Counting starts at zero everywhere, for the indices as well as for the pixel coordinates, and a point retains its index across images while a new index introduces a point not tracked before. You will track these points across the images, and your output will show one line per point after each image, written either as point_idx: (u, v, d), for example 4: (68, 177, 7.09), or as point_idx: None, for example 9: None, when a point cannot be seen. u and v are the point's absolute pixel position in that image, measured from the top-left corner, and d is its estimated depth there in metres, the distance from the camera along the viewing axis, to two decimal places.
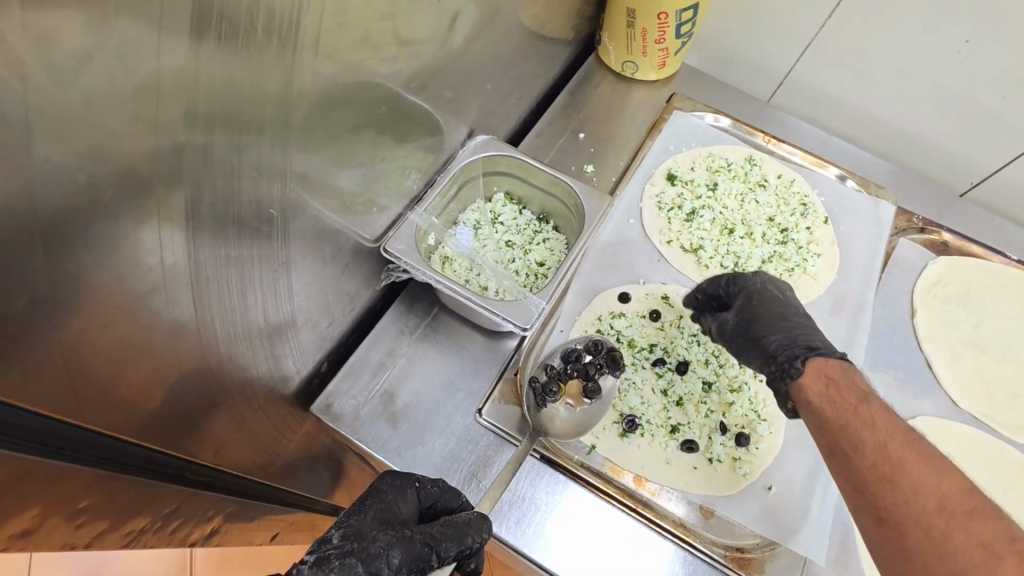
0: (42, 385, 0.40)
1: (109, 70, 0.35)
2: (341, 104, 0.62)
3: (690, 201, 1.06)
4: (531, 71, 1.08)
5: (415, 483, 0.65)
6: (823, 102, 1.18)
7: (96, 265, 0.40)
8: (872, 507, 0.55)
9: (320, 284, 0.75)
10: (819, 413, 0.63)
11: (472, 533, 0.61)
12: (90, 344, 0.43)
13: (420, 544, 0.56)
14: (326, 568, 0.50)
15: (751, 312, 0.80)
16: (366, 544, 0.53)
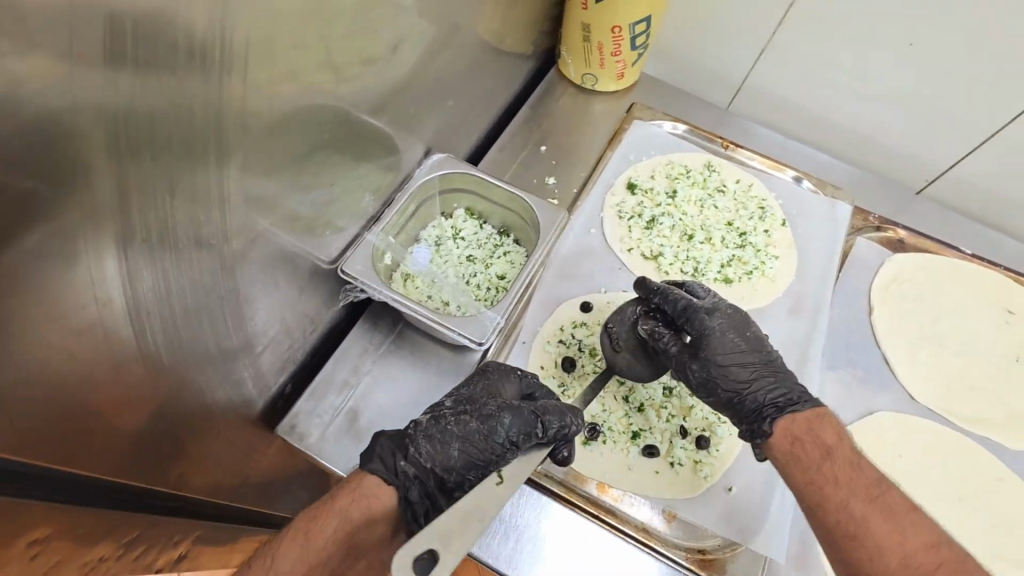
0: None
1: (22, 121, 0.36)
2: (286, 132, 0.64)
3: (651, 209, 1.08)
4: (491, 87, 1.10)
5: (517, 372, 0.76)
6: (779, 106, 1.21)
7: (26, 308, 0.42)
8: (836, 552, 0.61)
9: (276, 308, 0.76)
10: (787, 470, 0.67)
11: (569, 416, 0.69)
12: (31, 385, 0.45)
13: (528, 412, 0.66)
14: (444, 422, 0.65)
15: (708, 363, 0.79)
16: (479, 408, 0.67)
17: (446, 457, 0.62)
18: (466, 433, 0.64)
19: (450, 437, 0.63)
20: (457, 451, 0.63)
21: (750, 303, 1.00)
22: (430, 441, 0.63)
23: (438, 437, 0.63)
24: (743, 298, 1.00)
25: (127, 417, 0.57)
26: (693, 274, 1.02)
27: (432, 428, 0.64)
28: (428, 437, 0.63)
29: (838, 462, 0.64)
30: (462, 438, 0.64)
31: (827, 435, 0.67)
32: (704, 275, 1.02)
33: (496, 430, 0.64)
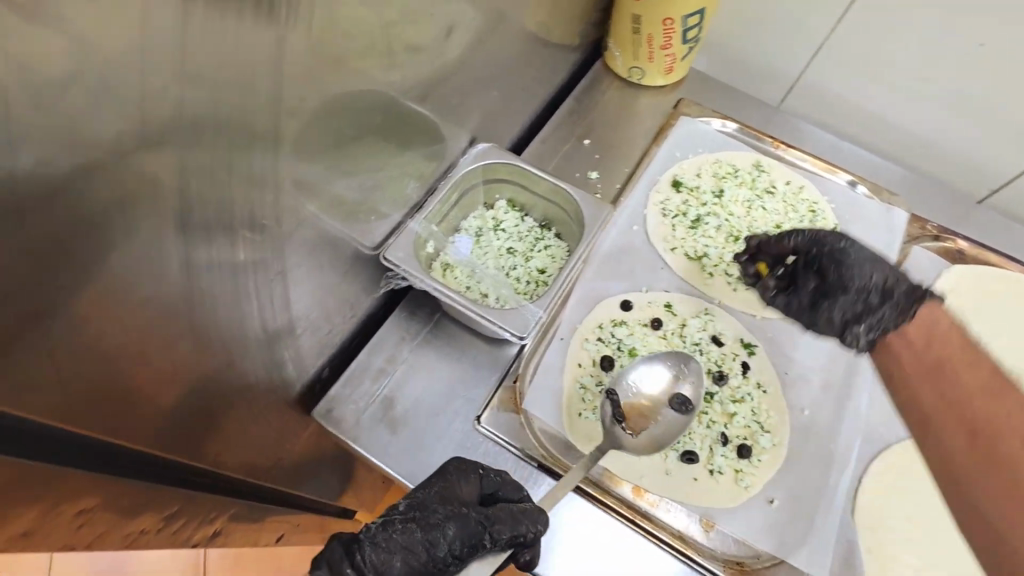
0: (41, 397, 0.42)
1: (91, 92, 0.36)
2: (338, 113, 0.63)
3: (696, 208, 1.05)
4: (537, 77, 1.08)
5: (479, 470, 0.72)
6: (834, 106, 1.16)
7: (93, 282, 0.42)
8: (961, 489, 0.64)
9: (319, 292, 0.76)
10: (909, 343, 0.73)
11: (526, 522, 0.66)
12: (95, 360, 0.45)
13: (475, 522, 0.64)
14: (391, 528, 0.62)
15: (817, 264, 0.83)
16: (427, 515, 0.64)
17: (387, 568, 0.60)
18: (410, 543, 0.62)
19: (394, 548, 0.61)
20: (399, 562, 0.60)
21: None
22: (376, 550, 0.61)
23: (383, 546, 0.61)
24: None
25: (173, 393, 0.57)
26: (739, 277, 0.98)
27: (380, 534, 0.62)
28: (375, 545, 0.61)
29: (955, 362, 0.68)
30: (405, 549, 0.61)
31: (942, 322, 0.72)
32: None
33: (438, 542, 0.62)
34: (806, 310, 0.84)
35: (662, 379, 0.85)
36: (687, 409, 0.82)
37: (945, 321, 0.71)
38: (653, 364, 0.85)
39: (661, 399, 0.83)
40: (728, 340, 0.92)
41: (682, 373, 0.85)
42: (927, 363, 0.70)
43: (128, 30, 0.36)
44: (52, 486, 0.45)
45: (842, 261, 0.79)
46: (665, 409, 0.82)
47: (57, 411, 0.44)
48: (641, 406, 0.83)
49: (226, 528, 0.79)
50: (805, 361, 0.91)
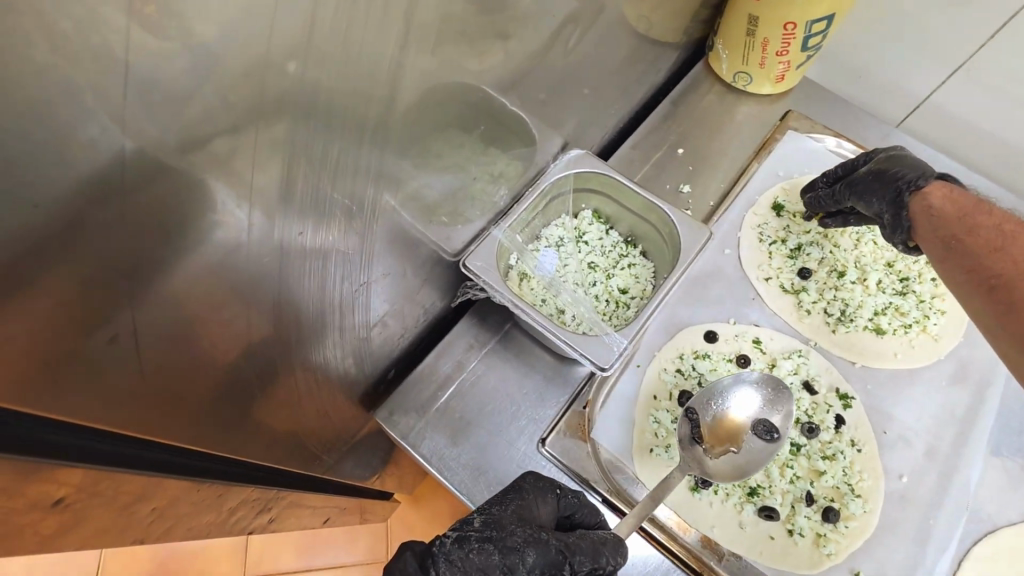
0: (133, 412, 0.41)
1: (208, 108, 0.33)
2: (434, 117, 0.59)
3: (797, 235, 0.96)
4: (634, 77, 1.00)
5: (556, 492, 0.70)
6: (966, 131, 1.03)
7: (188, 298, 0.40)
8: (986, 277, 0.63)
9: (396, 296, 0.74)
10: (939, 212, 0.70)
11: (606, 554, 0.65)
12: (183, 373, 0.44)
13: (554, 550, 0.61)
14: (467, 547, 0.58)
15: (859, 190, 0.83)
16: (505, 537, 0.60)
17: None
18: (487, 566, 0.57)
19: (470, 569, 0.56)
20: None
21: (903, 362, 0.86)
22: (450, 568, 0.56)
23: (458, 565, 0.57)
24: (896, 354, 0.87)
25: (249, 395, 0.55)
26: (839, 317, 0.89)
27: (455, 552, 0.57)
28: (449, 563, 0.57)
29: (985, 230, 0.66)
30: (481, 571, 0.57)
31: (953, 198, 0.70)
32: (852, 321, 0.89)
33: (517, 568, 0.58)
34: (866, 181, 0.82)
35: (752, 405, 0.77)
36: (774, 438, 0.75)
37: (938, 197, 0.71)
38: (744, 386, 0.78)
39: (747, 424, 0.76)
40: (821, 388, 0.84)
41: (775, 401, 0.78)
42: (951, 213, 0.69)
43: (249, 41, 0.33)
44: (121, 488, 0.42)
45: (904, 164, 0.80)
46: (749, 436, 0.75)
47: (139, 420, 0.42)
48: (723, 428, 0.76)
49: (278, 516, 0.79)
50: (907, 420, 0.82)
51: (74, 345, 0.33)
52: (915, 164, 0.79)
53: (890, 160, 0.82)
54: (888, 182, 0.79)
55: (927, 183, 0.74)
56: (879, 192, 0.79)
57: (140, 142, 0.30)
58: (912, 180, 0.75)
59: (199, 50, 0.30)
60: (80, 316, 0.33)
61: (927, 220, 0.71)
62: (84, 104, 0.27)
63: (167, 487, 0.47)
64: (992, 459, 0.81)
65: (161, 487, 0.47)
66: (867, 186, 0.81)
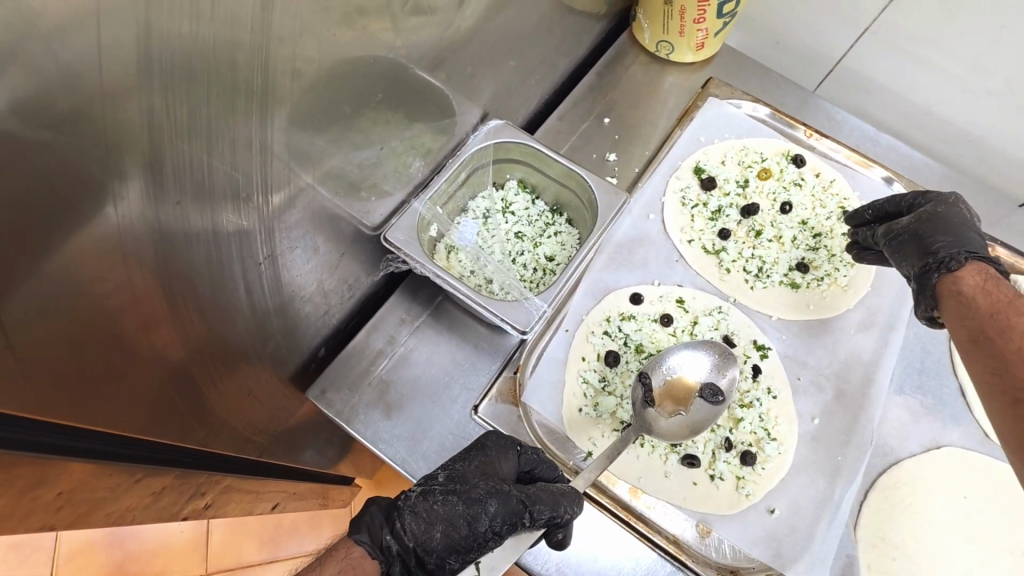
0: (23, 398, 0.40)
1: (38, 70, 0.31)
2: (335, 87, 0.58)
3: (717, 199, 0.99)
4: (558, 46, 1.00)
5: (517, 447, 0.73)
6: (876, 93, 1.09)
7: (72, 277, 0.39)
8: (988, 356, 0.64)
9: (315, 271, 0.73)
10: (969, 302, 0.69)
11: (565, 504, 0.68)
12: (74, 357, 0.42)
13: (516, 500, 0.64)
14: (432, 499, 0.62)
15: (895, 240, 0.81)
16: (469, 489, 0.64)
17: (427, 539, 0.60)
18: (451, 516, 0.61)
19: (435, 519, 0.61)
20: (439, 534, 0.60)
21: (816, 312, 0.91)
22: (415, 518, 0.60)
23: (423, 515, 0.61)
24: (809, 306, 0.92)
25: (165, 375, 0.54)
26: (757, 274, 0.94)
27: (420, 504, 0.61)
28: (414, 514, 0.61)
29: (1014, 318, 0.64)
30: (447, 520, 0.61)
31: (996, 289, 0.68)
32: (768, 277, 0.93)
33: (480, 518, 0.61)
34: (904, 238, 0.80)
35: (701, 368, 0.81)
36: (719, 400, 0.77)
37: (971, 281, 0.71)
38: (695, 351, 0.82)
39: (698, 387, 0.80)
40: (740, 341, 0.89)
41: (723, 366, 0.82)
42: (983, 303, 0.67)
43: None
44: (17, 472, 0.41)
45: (946, 224, 0.77)
46: (697, 399, 0.79)
47: (29, 403, 0.40)
48: (674, 392, 0.80)
49: (215, 503, 0.78)
50: (819, 366, 0.87)
51: None
52: (958, 229, 0.76)
53: (935, 216, 0.78)
54: (923, 249, 0.77)
55: (960, 264, 0.72)
56: (913, 256, 0.78)
57: None
58: (943, 257, 0.74)
59: (16, 6, 0.29)
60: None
61: (950, 302, 0.71)
62: None
63: (71, 470, 0.46)
64: (895, 398, 0.87)
65: (64, 470, 0.45)
66: (903, 245, 0.80)
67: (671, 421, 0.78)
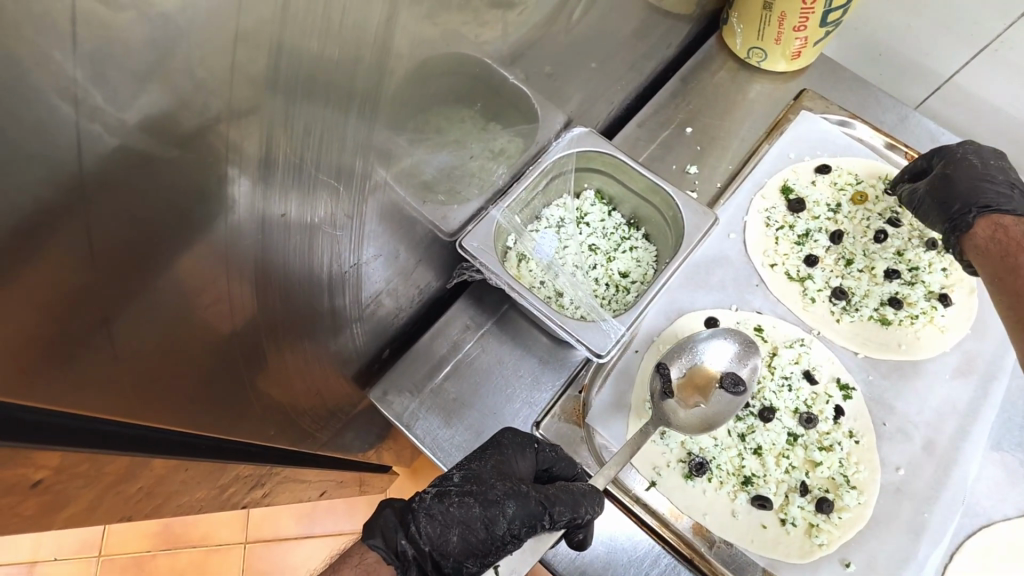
0: (124, 401, 0.39)
1: (172, 84, 0.30)
2: (430, 92, 0.56)
3: (805, 221, 0.93)
4: (645, 49, 0.95)
5: (534, 445, 0.70)
6: (987, 115, 0.99)
7: (176, 284, 0.38)
8: (1015, 304, 0.72)
9: (389, 275, 0.72)
10: (990, 252, 0.76)
11: (585, 505, 0.65)
12: (173, 360, 0.42)
13: (534, 501, 0.61)
14: (447, 502, 0.59)
15: (917, 200, 0.85)
16: (485, 489, 0.60)
17: (443, 543, 0.57)
18: (467, 518, 0.58)
19: (450, 521, 0.57)
20: (456, 537, 0.57)
21: (908, 353, 0.84)
22: (430, 521, 0.57)
23: (439, 519, 0.57)
24: (901, 345, 0.85)
25: (244, 378, 0.53)
26: (844, 306, 0.88)
27: (435, 506, 0.58)
28: (430, 517, 0.57)
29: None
30: (463, 523, 0.58)
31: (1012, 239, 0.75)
32: (858, 310, 0.87)
33: (497, 520, 0.58)
34: (921, 198, 0.84)
35: (723, 357, 0.79)
36: (740, 391, 0.74)
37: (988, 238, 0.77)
38: (716, 340, 0.79)
39: (717, 376, 0.78)
40: (821, 377, 0.83)
41: (745, 356, 0.79)
42: (1004, 247, 0.75)
43: (215, 10, 0.30)
44: (105, 470, 0.40)
45: (962, 178, 0.80)
46: (718, 389, 0.76)
47: (128, 406, 0.40)
48: (693, 382, 0.78)
49: (271, 493, 0.79)
50: (907, 414, 0.81)
51: (42, 331, 0.31)
52: (975, 180, 0.80)
53: (949, 174, 0.81)
54: (939, 212, 0.82)
55: (975, 220, 0.78)
56: (933, 218, 0.83)
57: (100, 124, 0.28)
58: (960, 218, 0.79)
59: (158, 20, 0.28)
60: (36, 305, 0.30)
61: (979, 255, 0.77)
62: (28, 76, 0.25)
63: (155, 467, 0.46)
64: (991, 453, 0.80)
65: (148, 467, 0.45)
66: (925, 207, 0.84)
67: (689, 413, 0.76)
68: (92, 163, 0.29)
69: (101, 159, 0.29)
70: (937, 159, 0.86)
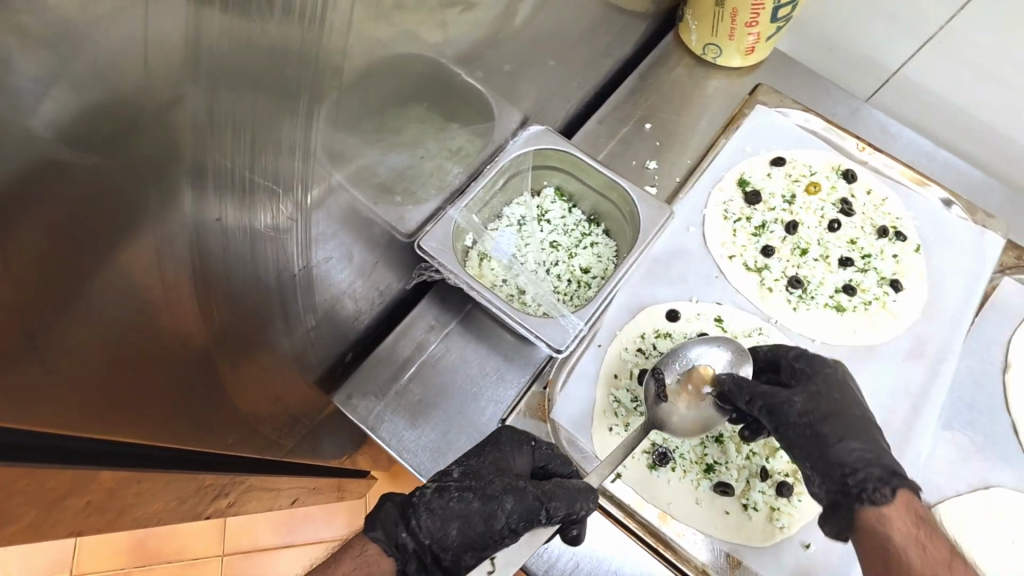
0: (64, 413, 0.38)
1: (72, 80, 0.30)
2: (376, 93, 0.56)
3: (762, 213, 0.95)
4: (601, 47, 0.96)
5: (531, 443, 0.71)
6: (933, 105, 1.02)
7: (108, 290, 0.37)
8: (886, 562, 0.52)
9: (347, 278, 0.71)
10: (886, 538, 0.53)
11: (580, 500, 0.65)
12: (114, 370, 0.41)
13: (532, 497, 0.61)
14: (447, 496, 0.59)
15: (816, 409, 0.64)
16: (484, 485, 0.61)
17: (443, 536, 0.56)
18: (467, 512, 0.58)
19: (450, 516, 0.57)
20: (455, 531, 0.57)
21: (862, 338, 0.87)
22: (430, 516, 0.57)
23: (439, 513, 0.57)
24: (855, 331, 0.87)
25: (196, 386, 0.52)
26: (801, 294, 0.90)
27: (436, 500, 0.58)
28: (430, 511, 0.57)
29: (926, 539, 0.51)
30: (462, 517, 0.58)
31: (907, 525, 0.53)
32: (813, 298, 0.90)
33: (496, 515, 0.58)
34: (794, 416, 0.64)
35: (717, 364, 0.75)
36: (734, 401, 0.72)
37: (899, 526, 0.54)
38: (711, 345, 0.76)
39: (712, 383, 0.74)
40: None
41: (739, 363, 0.75)
42: (894, 540, 0.52)
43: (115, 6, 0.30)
44: (51, 485, 0.39)
45: (846, 419, 0.63)
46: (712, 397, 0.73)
47: (68, 419, 0.39)
48: (688, 389, 0.74)
49: (237, 502, 0.78)
50: (862, 397, 0.83)
51: None
52: (864, 428, 0.63)
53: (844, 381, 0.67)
54: (828, 466, 0.61)
55: (862, 498, 0.57)
56: (820, 471, 0.61)
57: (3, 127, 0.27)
58: (859, 489, 0.57)
59: (51, 17, 0.27)
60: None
61: (871, 536, 0.55)
62: None
63: (105, 480, 0.45)
64: (942, 433, 0.84)
65: (97, 480, 0.44)
66: (801, 442, 0.63)
67: (682, 420, 0.73)
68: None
69: (12, 166, 0.28)
70: (805, 363, 0.71)
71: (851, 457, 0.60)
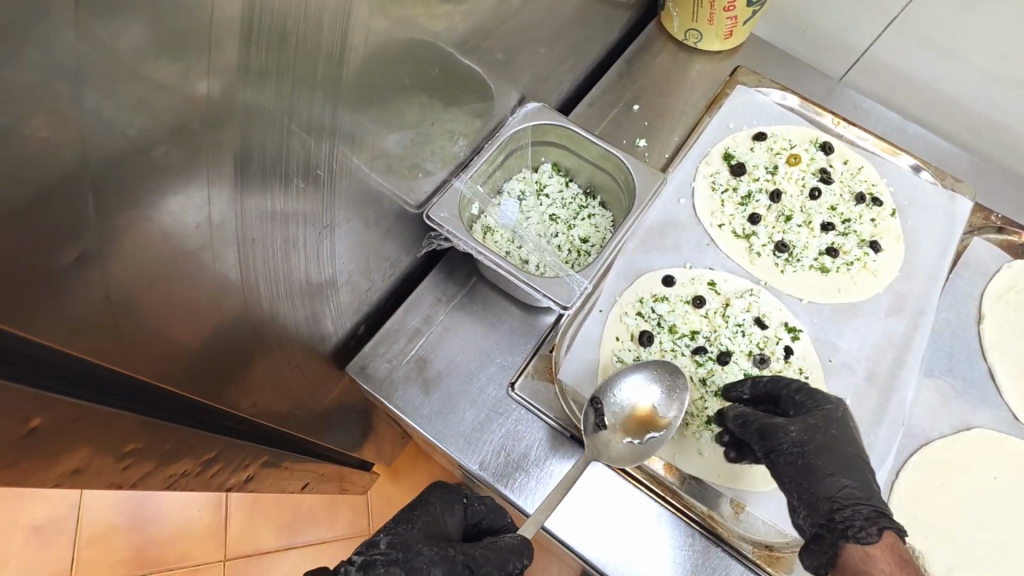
0: (90, 336, 0.37)
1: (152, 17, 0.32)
2: (392, 65, 0.59)
3: (747, 183, 1.00)
4: (589, 33, 1.01)
5: (462, 501, 0.73)
6: (902, 84, 1.08)
7: (139, 210, 0.37)
8: None
9: (360, 248, 0.74)
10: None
11: (513, 560, 0.65)
12: (138, 299, 0.40)
13: (461, 565, 0.60)
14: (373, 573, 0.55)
15: (807, 442, 0.70)
16: (411, 557, 0.58)
17: None
18: None
19: None
20: None
21: (846, 296, 0.92)
22: None
23: None
24: (840, 290, 0.93)
25: (214, 335, 0.52)
26: (787, 258, 0.95)
27: None
28: None
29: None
30: None
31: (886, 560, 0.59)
32: (799, 261, 0.95)
33: None
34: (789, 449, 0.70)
35: (651, 394, 0.77)
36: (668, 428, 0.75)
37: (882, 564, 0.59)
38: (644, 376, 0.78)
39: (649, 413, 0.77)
40: (772, 323, 0.90)
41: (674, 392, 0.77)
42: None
43: None
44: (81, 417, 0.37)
45: (837, 458, 0.68)
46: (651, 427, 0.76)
47: (93, 344, 0.38)
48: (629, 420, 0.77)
49: (259, 475, 0.77)
50: (850, 350, 0.89)
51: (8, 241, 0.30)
52: (854, 464, 0.67)
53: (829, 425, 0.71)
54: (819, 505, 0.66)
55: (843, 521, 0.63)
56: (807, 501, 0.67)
57: (94, 50, 0.30)
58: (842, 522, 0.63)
59: None
60: (37, 233, 0.31)
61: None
62: None
63: (131, 424, 0.43)
64: (925, 379, 0.89)
65: (124, 422, 0.42)
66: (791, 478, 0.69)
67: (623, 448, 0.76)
68: (88, 88, 0.31)
69: (94, 86, 0.31)
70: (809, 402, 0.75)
71: (838, 494, 0.65)
